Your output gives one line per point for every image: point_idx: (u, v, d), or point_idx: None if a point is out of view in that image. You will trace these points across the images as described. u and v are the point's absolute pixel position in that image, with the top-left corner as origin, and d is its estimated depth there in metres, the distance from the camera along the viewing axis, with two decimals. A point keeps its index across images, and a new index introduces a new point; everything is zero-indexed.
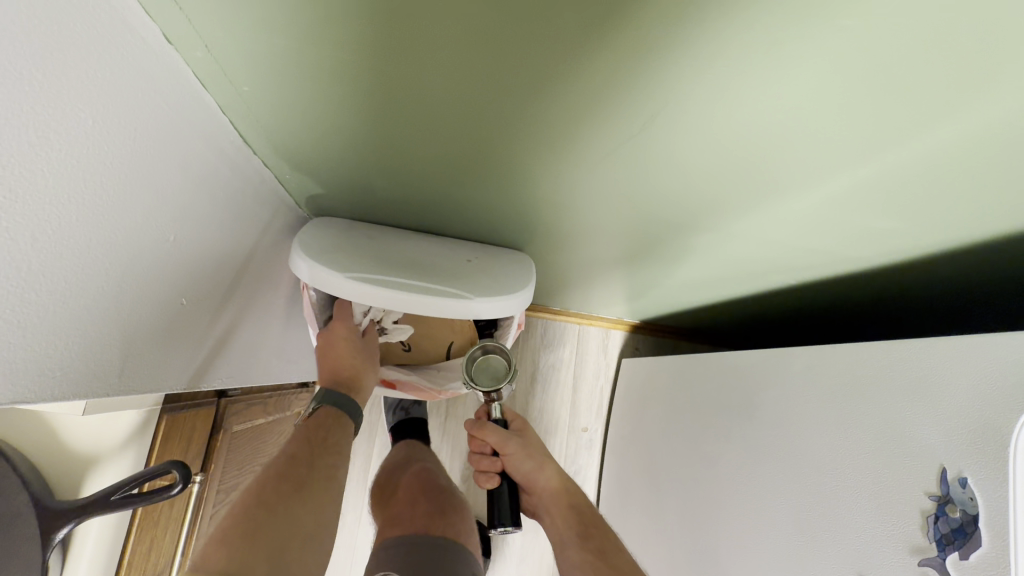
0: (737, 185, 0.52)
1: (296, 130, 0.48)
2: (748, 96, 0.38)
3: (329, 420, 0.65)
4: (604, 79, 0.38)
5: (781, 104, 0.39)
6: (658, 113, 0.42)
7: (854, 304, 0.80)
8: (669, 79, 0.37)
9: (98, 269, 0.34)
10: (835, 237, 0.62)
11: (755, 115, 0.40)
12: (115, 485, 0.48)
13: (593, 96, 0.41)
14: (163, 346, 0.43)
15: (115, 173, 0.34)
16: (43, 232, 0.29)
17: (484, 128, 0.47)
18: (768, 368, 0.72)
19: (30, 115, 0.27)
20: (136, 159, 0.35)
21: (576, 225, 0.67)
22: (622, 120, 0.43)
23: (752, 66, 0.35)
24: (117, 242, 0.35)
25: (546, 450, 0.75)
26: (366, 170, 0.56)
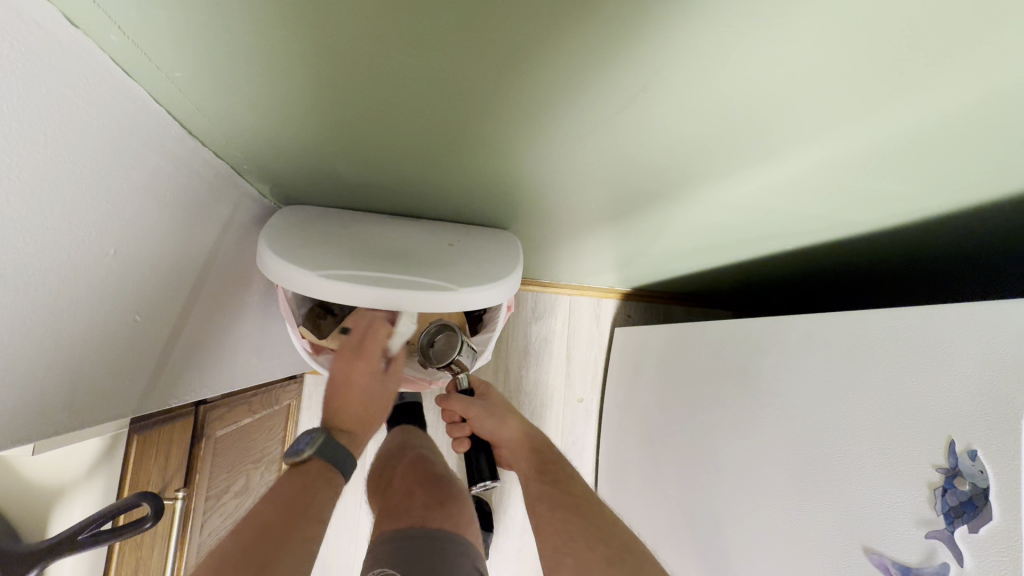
0: (729, 154, 0.49)
1: (244, 115, 0.43)
2: (747, 60, 0.34)
3: (317, 474, 0.61)
4: (586, 49, 0.34)
5: (783, 69, 0.35)
6: (645, 83, 0.38)
7: (851, 265, 0.77)
8: (658, 46, 0.33)
9: (23, 300, 0.30)
10: (832, 202, 0.59)
11: (753, 81, 0.36)
12: (84, 521, 0.43)
13: (573, 69, 0.36)
14: (116, 369, 0.40)
15: (28, 187, 0.29)
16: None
17: (453, 104, 0.42)
18: (766, 337, 0.71)
19: None
20: (52, 167, 0.31)
21: (560, 199, 0.63)
22: (610, 91, 0.39)
23: (753, 28, 0.31)
24: (36, 264, 0.31)
25: (511, 406, 0.76)
26: (329, 154, 0.51)
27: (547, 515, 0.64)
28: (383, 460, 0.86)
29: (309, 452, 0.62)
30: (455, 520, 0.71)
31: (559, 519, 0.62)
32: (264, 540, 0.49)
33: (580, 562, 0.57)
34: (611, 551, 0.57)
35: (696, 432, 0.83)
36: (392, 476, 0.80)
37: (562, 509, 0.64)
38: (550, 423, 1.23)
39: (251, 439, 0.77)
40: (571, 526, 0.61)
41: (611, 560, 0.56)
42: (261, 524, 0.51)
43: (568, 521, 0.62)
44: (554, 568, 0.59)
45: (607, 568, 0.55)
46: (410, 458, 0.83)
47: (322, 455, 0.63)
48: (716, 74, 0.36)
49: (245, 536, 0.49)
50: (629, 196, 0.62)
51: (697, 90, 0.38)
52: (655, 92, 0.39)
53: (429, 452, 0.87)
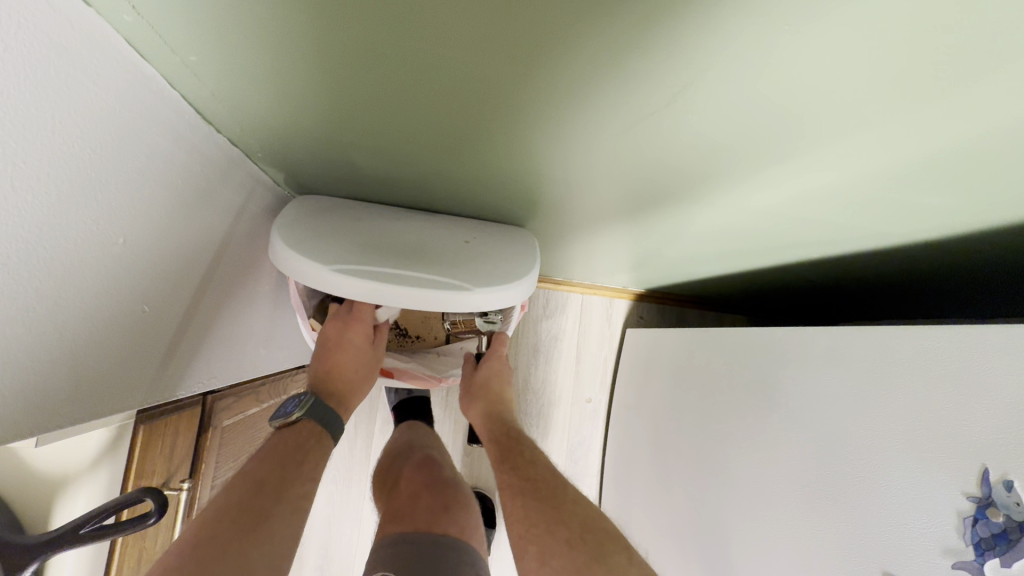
0: (761, 159, 0.47)
1: (259, 101, 0.41)
2: (789, 61, 0.32)
3: (308, 435, 0.57)
4: (620, 46, 0.32)
5: (830, 72, 0.33)
6: (682, 85, 0.36)
7: (877, 276, 0.74)
8: (695, 43, 0.31)
9: (27, 290, 0.29)
10: (866, 213, 0.56)
11: (795, 85, 0.34)
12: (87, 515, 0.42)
13: (603, 65, 0.35)
14: (122, 359, 0.39)
15: (32, 174, 0.28)
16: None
17: (473, 95, 0.40)
18: (786, 348, 0.69)
19: None
20: (59, 152, 0.30)
21: (580, 197, 0.61)
22: (640, 87, 0.37)
23: (799, 26, 0.29)
24: (40, 254, 0.29)
25: (485, 395, 0.75)
26: (345, 143, 0.49)
27: (512, 504, 0.60)
28: (389, 457, 0.86)
29: (299, 413, 0.59)
30: (455, 522, 0.69)
31: (521, 506, 0.58)
32: (253, 501, 0.47)
33: (543, 551, 0.53)
34: (573, 533, 0.53)
35: (707, 441, 0.81)
36: (394, 475, 0.80)
37: (525, 495, 0.59)
38: (557, 422, 1.22)
39: (259, 428, 0.77)
40: (533, 513, 0.56)
41: (572, 543, 0.52)
42: (252, 483, 0.49)
43: (529, 509, 0.57)
44: (520, 558, 0.55)
45: (571, 554, 0.51)
46: (414, 458, 0.82)
47: (314, 416, 0.60)
48: (754, 79, 0.34)
49: (236, 494, 0.47)
50: (650, 196, 0.60)
51: (732, 94, 0.36)
52: (689, 94, 0.37)
53: (433, 451, 0.86)
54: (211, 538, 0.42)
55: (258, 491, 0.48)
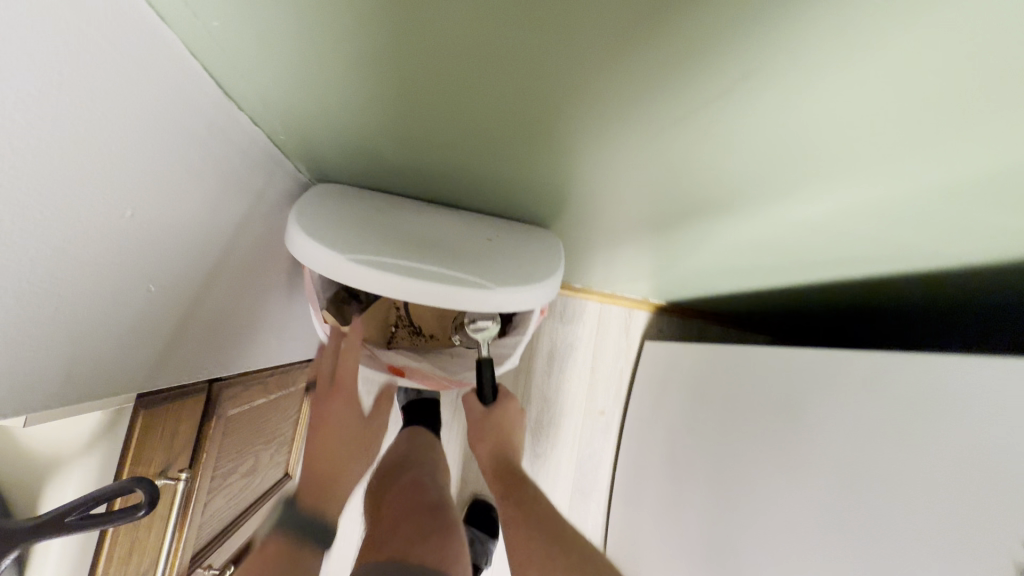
0: (809, 174, 0.43)
1: (283, 77, 0.39)
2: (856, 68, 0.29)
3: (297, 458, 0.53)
4: (668, 44, 0.30)
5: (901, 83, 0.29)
6: (736, 90, 0.33)
7: (921, 302, 0.70)
8: (752, 45, 0.29)
9: (26, 263, 0.27)
10: (918, 234, 0.52)
11: (860, 96, 0.31)
12: (72, 503, 0.35)
13: (649, 66, 0.32)
14: (123, 342, 0.37)
15: (36, 138, 0.26)
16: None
17: (507, 87, 0.37)
18: (820, 371, 0.65)
19: None
20: (67, 117, 0.28)
21: (610, 201, 0.58)
22: (690, 89, 0.34)
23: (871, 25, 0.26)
24: (41, 227, 0.28)
25: (495, 432, 0.72)
26: (370, 130, 0.47)
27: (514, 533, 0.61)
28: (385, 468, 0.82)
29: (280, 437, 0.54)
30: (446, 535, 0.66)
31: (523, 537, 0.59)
32: None
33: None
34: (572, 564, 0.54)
35: (725, 464, 0.77)
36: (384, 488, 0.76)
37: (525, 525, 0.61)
38: (567, 433, 1.19)
39: (265, 420, 0.76)
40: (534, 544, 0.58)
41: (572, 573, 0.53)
42: None
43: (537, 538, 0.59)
44: None
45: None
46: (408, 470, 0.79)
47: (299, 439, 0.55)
48: (815, 86, 0.31)
49: None
50: (685, 205, 0.57)
51: (787, 102, 0.33)
52: (738, 100, 0.34)
53: (427, 464, 0.82)
54: None
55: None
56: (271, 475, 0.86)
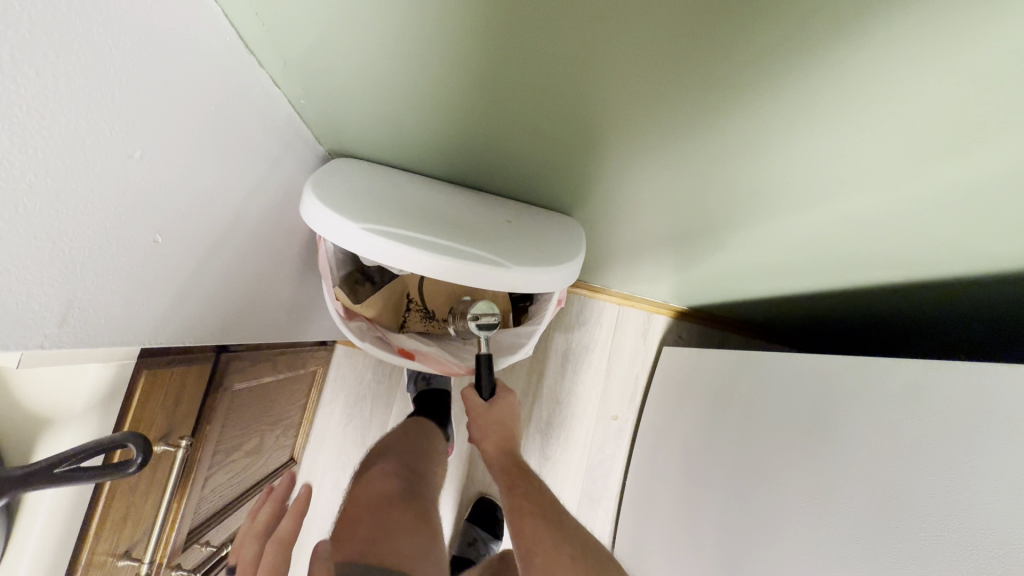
0: (840, 163, 0.44)
1: (305, 21, 0.38)
2: (905, 36, 0.30)
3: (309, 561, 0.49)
4: (719, 15, 0.32)
5: (947, 54, 0.30)
6: (780, 63, 0.34)
7: (965, 313, 0.65)
8: (803, 12, 0.30)
9: (39, 194, 0.26)
10: (969, 230, 0.48)
11: (898, 73, 0.32)
12: (61, 453, 0.34)
13: (697, 37, 0.34)
14: (125, 290, 0.35)
15: (69, 63, 0.26)
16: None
17: (539, 20, 0.36)
18: (851, 380, 0.61)
19: None
20: (98, 46, 0.27)
21: (636, 183, 0.56)
22: (735, 18, 0.32)
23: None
24: (60, 160, 0.27)
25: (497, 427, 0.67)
26: (395, 90, 0.46)
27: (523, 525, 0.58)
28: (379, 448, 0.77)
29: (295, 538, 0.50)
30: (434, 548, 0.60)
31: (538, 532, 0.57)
32: None
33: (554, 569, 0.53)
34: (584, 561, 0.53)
35: (744, 475, 0.73)
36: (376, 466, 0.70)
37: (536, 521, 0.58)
38: (578, 436, 1.16)
39: (271, 399, 0.75)
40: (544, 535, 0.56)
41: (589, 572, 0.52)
42: None
43: (555, 547, 0.55)
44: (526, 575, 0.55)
45: None
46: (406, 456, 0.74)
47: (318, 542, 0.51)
48: (857, 57, 0.32)
49: None
50: (715, 193, 0.54)
51: (831, 74, 0.34)
52: (780, 74, 0.35)
53: (425, 455, 0.77)
54: None
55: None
56: (274, 458, 0.85)
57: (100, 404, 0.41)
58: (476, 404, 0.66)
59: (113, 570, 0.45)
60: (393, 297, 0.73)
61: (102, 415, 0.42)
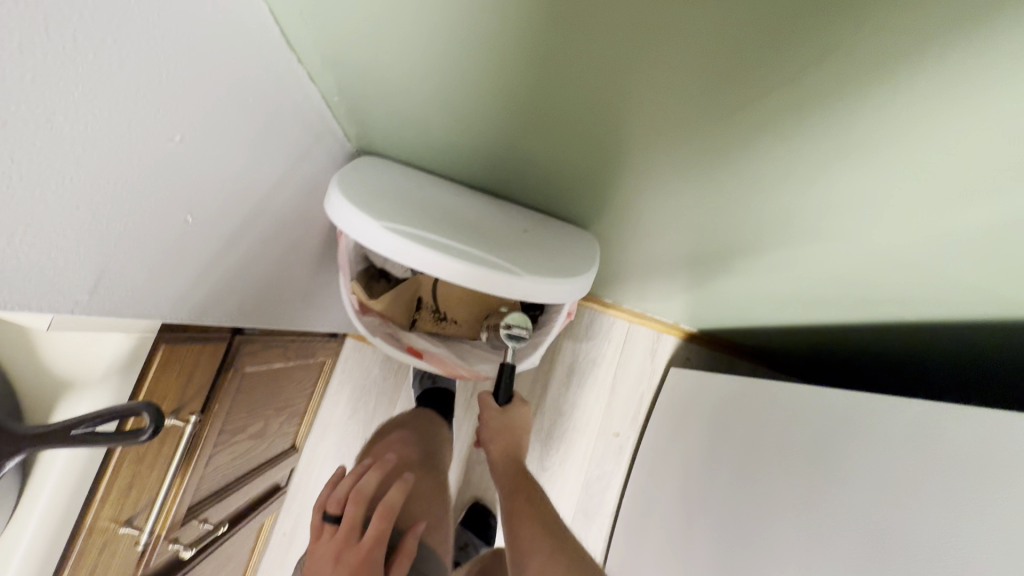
0: (863, 198, 0.44)
1: (346, 24, 0.40)
2: (949, 73, 0.29)
3: (367, 504, 0.60)
4: (767, 34, 0.31)
5: (991, 95, 0.30)
6: (821, 89, 0.34)
7: (980, 359, 0.64)
8: (853, 38, 0.29)
9: (85, 167, 0.28)
10: (990, 274, 0.48)
11: (940, 111, 0.32)
12: (79, 417, 0.36)
13: (742, 58, 0.33)
14: (152, 266, 0.37)
15: (122, 50, 0.27)
16: (7, 119, 0.22)
17: (568, 41, 0.37)
18: (859, 416, 0.60)
19: None
20: (151, 34, 0.29)
21: (654, 203, 0.57)
22: (753, 55, 0.33)
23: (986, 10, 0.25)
24: (105, 139, 0.28)
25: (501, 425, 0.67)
26: (427, 95, 0.48)
27: (519, 529, 0.59)
28: (393, 428, 0.82)
29: (365, 483, 0.62)
30: (442, 539, 0.69)
31: (532, 532, 0.57)
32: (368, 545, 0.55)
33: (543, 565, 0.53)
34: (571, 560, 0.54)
35: (740, 503, 0.73)
36: (395, 447, 0.76)
37: (532, 522, 0.59)
38: (577, 450, 1.15)
39: (279, 385, 0.77)
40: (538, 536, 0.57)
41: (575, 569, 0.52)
42: (349, 542, 0.55)
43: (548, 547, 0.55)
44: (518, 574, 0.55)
45: None
46: (422, 443, 0.80)
47: (377, 480, 0.63)
48: (901, 89, 0.32)
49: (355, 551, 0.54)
50: (732, 219, 0.55)
51: (855, 114, 0.35)
52: (822, 101, 0.35)
53: (437, 439, 0.85)
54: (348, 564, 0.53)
55: (353, 546, 0.55)
56: (277, 443, 0.87)
57: (118, 374, 0.43)
58: (491, 407, 0.67)
59: (114, 537, 0.46)
60: (406, 295, 0.72)
61: (120, 383, 0.43)
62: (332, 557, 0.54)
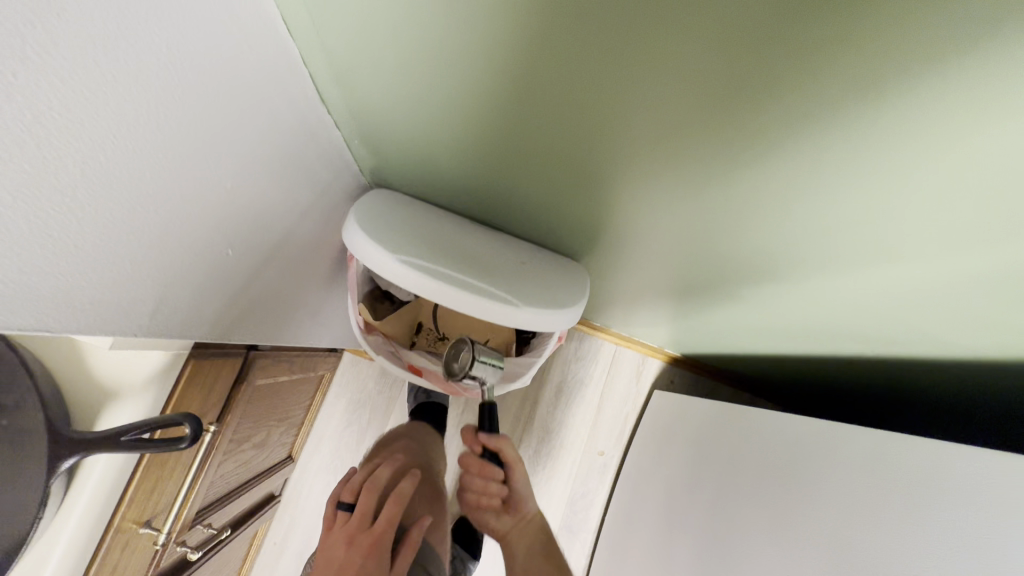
0: (818, 243, 0.50)
1: (371, 83, 0.46)
2: (901, 124, 0.33)
3: (379, 495, 0.65)
4: (755, 64, 0.32)
5: (977, 116, 0.30)
6: (803, 120, 0.36)
7: (935, 385, 0.70)
8: (854, 45, 0.28)
9: (138, 204, 0.34)
10: (928, 311, 0.54)
11: (928, 129, 0.32)
12: (127, 425, 0.41)
13: (732, 86, 0.35)
14: (186, 289, 0.42)
15: (178, 112, 0.34)
16: (85, 172, 0.29)
17: (558, 110, 0.44)
18: (823, 444, 0.66)
19: (104, 43, 0.26)
20: (201, 98, 0.35)
21: (641, 237, 0.63)
22: (710, 130, 0.40)
23: (974, 31, 0.25)
24: (156, 185, 0.34)
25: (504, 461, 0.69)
26: (438, 141, 0.54)
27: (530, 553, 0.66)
28: (390, 439, 0.87)
29: (378, 478, 0.68)
30: (442, 540, 0.73)
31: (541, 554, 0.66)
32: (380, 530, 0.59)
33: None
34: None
35: (717, 522, 0.77)
36: (400, 451, 0.81)
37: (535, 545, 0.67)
38: (564, 467, 1.20)
39: (283, 397, 0.82)
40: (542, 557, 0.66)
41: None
42: (360, 528, 0.60)
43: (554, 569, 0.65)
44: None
45: None
46: (422, 451, 0.85)
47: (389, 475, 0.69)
48: (844, 157, 0.37)
49: (367, 537, 0.58)
50: (710, 254, 0.61)
51: (799, 178, 0.42)
52: (819, 117, 0.34)
53: (435, 449, 0.89)
54: (361, 549, 0.57)
55: (365, 531, 0.59)
56: (277, 453, 0.90)
57: (154, 385, 0.48)
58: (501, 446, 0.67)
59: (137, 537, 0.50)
60: (408, 317, 0.79)
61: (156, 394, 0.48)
62: (345, 542, 0.58)
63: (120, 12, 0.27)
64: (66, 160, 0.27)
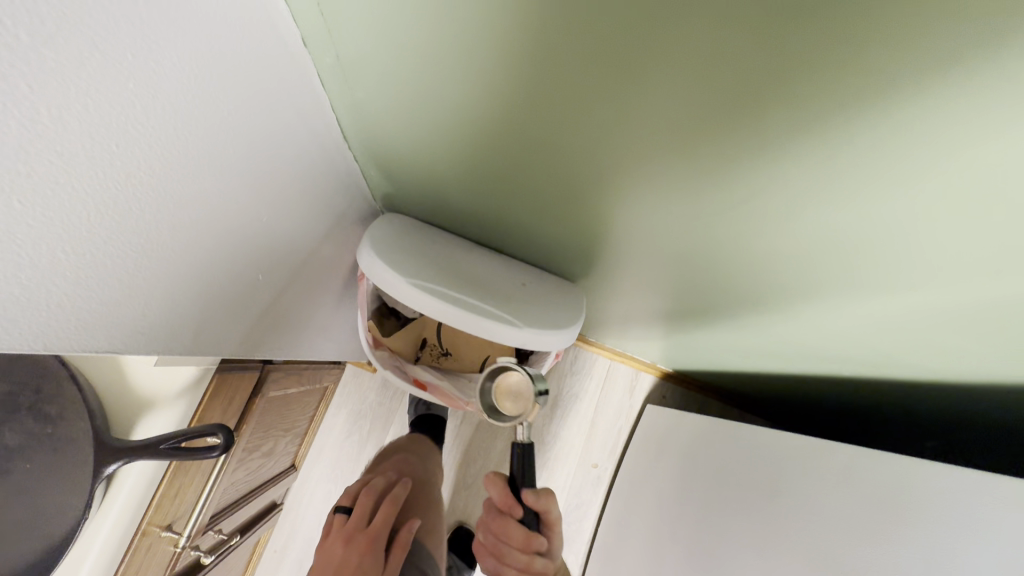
0: (795, 273, 0.55)
1: (389, 123, 0.50)
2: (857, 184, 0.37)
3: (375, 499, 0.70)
4: (729, 128, 0.37)
5: (951, 154, 0.31)
6: (775, 175, 0.40)
7: (909, 400, 0.75)
8: (811, 120, 0.33)
9: (177, 232, 0.38)
10: (897, 335, 0.59)
11: (906, 164, 0.33)
12: (165, 434, 0.47)
13: (710, 141, 0.39)
14: (209, 307, 0.47)
15: (219, 154, 0.39)
16: (135, 207, 0.33)
17: (557, 152, 0.48)
18: (803, 459, 0.71)
19: (166, 103, 0.31)
20: (239, 141, 0.40)
21: (635, 262, 0.67)
22: (694, 177, 0.44)
23: (930, 101, 0.28)
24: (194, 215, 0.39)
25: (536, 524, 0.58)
26: (447, 173, 0.58)
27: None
28: (391, 451, 0.90)
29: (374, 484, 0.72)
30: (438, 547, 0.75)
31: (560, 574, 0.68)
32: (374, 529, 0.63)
33: None
34: None
35: (704, 532, 0.81)
36: (400, 464, 0.84)
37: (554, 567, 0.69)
38: (558, 479, 1.23)
39: (291, 408, 0.85)
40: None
41: None
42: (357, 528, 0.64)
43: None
44: None
45: None
46: (421, 463, 0.88)
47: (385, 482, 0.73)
48: (810, 206, 0.42)
49: (363, 535, 0.62)
50: (699, 279, 0.65)
51: (774, 220, 0.46)
52: (788, 172, 0.39)
53: (434, 462, 0.93)
54: (357, 546, 0.60)
55: (361, 531, 0.63)
56: (282, 462, 0.93)
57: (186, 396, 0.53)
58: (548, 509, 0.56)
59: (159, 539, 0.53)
60: (414, 333, 0.83)
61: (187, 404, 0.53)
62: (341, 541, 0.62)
63: (182, 81, 0.32)
64: (123, 197, 0.32)
